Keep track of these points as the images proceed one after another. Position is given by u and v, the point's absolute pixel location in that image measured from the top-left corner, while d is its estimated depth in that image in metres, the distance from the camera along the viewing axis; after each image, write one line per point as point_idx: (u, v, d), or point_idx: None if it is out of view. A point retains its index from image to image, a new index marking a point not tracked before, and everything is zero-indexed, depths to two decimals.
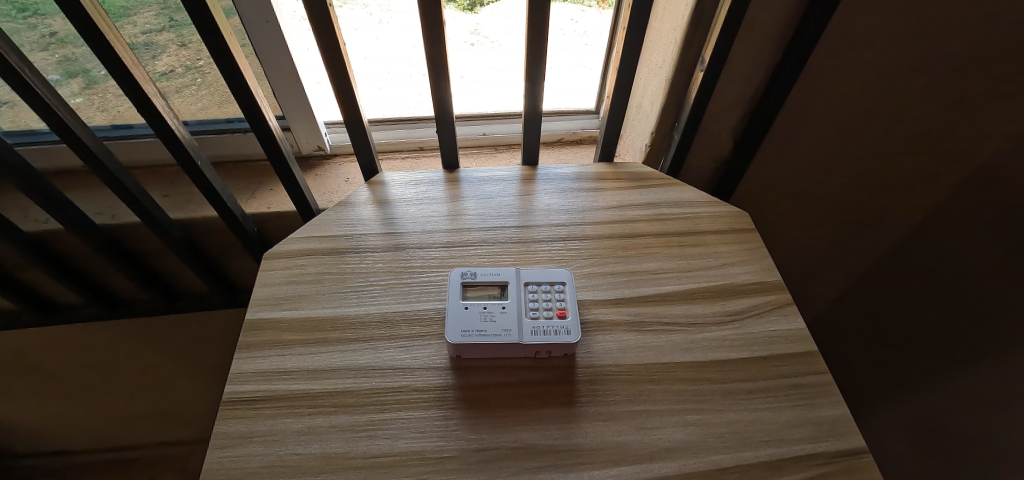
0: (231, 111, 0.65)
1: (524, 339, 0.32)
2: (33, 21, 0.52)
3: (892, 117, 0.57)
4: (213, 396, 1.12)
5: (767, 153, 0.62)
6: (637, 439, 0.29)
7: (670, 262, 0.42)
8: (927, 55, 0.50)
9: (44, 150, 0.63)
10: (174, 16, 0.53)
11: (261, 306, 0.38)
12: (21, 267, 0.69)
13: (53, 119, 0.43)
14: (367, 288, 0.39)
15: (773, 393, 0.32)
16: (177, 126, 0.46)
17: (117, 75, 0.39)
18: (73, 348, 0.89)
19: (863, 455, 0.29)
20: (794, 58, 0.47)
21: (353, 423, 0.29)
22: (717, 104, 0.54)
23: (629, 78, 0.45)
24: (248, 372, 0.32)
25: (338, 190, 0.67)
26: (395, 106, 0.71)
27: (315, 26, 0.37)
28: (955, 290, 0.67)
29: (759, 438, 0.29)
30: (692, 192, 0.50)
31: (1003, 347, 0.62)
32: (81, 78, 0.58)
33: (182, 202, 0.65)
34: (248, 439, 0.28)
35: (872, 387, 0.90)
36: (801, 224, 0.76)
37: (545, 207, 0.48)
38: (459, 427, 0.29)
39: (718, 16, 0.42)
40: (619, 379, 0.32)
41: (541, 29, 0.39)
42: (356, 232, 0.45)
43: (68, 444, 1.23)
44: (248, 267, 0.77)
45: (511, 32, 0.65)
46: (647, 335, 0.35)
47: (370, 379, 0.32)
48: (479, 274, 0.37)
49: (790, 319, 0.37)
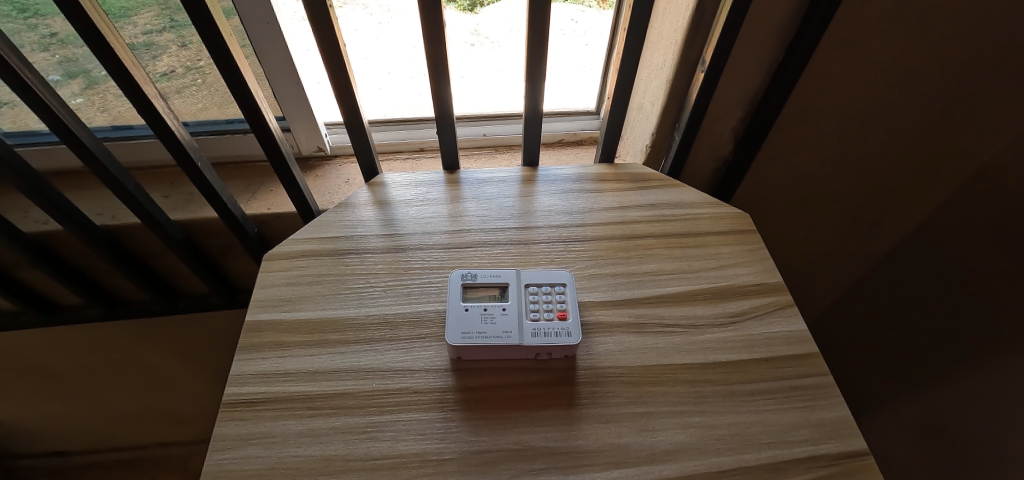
0: (231, 112, 0.65)
1: (525, 341, 0.32)
2: (33, 22, 0.52)
3: (893, 118, 0.57)
4: (212, 396, 1.12)
5: (768, 153, 0.62)
6: (638, 441, 0.29)
7: (670, 263, 0.42)
8: (929, 56, 0.50)
9: (44, 151, 0.63)
10: (174, 17, 0.53)
11: (261, 307, 0.38)
12: (22, 268, 0.69)
13: (53, 120, 0.43)
14: (367, 290, 0.39)
15: (774, 395, 0.32)
16: (176, 127, 0.46)
17: (117, 75, 0.39)
18: (73, 349, 0.89)
19: (863, 457, 0.29)
20: (795, 59, 0.47)
21: (353, 425, 0.29)
22: (718, 105, 0.54)
23: (629, 79, 0.45)
24: (249, 373, 0.32)
25: (339, 191, 0.67)
26: (396, 107, 0.71)
27: (314, 27, 0.37)
28: (956, 291, 0.67)
29: (760, 440, 0.29)
30: (692, 193, 0.50)
31: (1003, 349, 0.62)
32: (81, 78, 0.58)
33: (182, 202, 0.65)
34: (247, 441, 0.28)
35: (874, 387, 0.90)
36: (802, 225, 0.75)
37: (545, 208, 0.47)
38: (460, 429, 0.29)
39: (719, 17, 0.42)
40: (620, 381, 0.32)
41: (542, 29, 0.39)
42: (356, 233, 0.45)
43: (69, 445, 1.24)
44: (248, 268, 0.77)
45: (512, 32, 0.65)
46: (647, 337, 0.35)
47: (370, 380, 0.31)
48: (479, 275, 0.37)
49: (791, 321, 0.37)
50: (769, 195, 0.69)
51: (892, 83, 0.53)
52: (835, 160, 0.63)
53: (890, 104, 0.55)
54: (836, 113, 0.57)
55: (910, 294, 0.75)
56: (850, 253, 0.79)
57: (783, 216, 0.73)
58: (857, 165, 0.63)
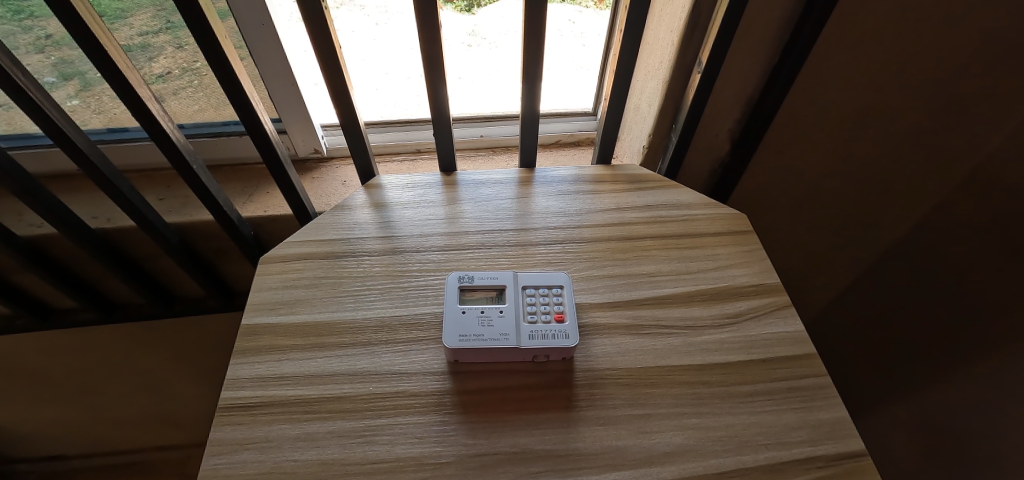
0: (228, 114, 0.65)
1: (522, 343, 0.32)
2: (28, 24, 0.52)
3: (890, 118, 0.57)
4: (209, 399, 1.11)
5: (765, 154, 0.62)
6: (637, 443, 0.29)
7: (668, 264, 0.42)
8: (925, 57, 0.50)
9: (38, 153, 0.63)
10: (170, 18, 0.53)
11: (257, 311, 0.37)
12: (17, 272, 0.69)
13: (47, 123, 0.42)
14: (364, 292, 0.39)
15: (771, 396, 0.32)
16: (171, 129, 0.46)
17: (112, 78, 0.39)
18: (68, 353, 0.88)
19: (862, 458, 0.29)
20: (791, 60, 0.47)
21: (351, 429, 0.29)
22: (715, 106, 0.54)
23: (626, 81, 0.45)
24: (245, 377, 0.32)
25: (336, 193, 0.66)
26: (393, 108, 0.71)
27: (310, 28, 0.37)
28: (953, 290, 0.68)
29: (758, 441, 0.29)
30: (689, 194, 0.50)
31: (999, 348, 0.63)
32: (77, 80, 0.58)
33: (178, 205, 0.65)
34: (243, 445, 0.28)
35: (872, 387, 0.90)
36: (800, 225, 0.76)
37: (542, 210, 0.47)
38: (458, 432, 0.29)
39: (715, 19, 0.42)
40: (618, 382, 0.32)
41: (538, 29, 0.39)
42: (353, 236, 0.44)
43: (65, 450, 1.23)
44: (245, 271, 0.77)
45: (509, 33, 0.65)
46: (645, 338, 0.35)
47: (367, 383, 0.31)
48: (477, 278, 0.37)
49: (788, 321, 0.37)
50: (766, 195, 0.70)
51: (888, 83, 0.53)
52: (832, 159, 0.63)
53: (887, 104, 0.55)
54: (832, 114, 0.57)
55: (907, 294, 0.76)
56: (848, 253, 0.79)
57: (780, 217, 0.73)
58: (854, 165, 0.63)
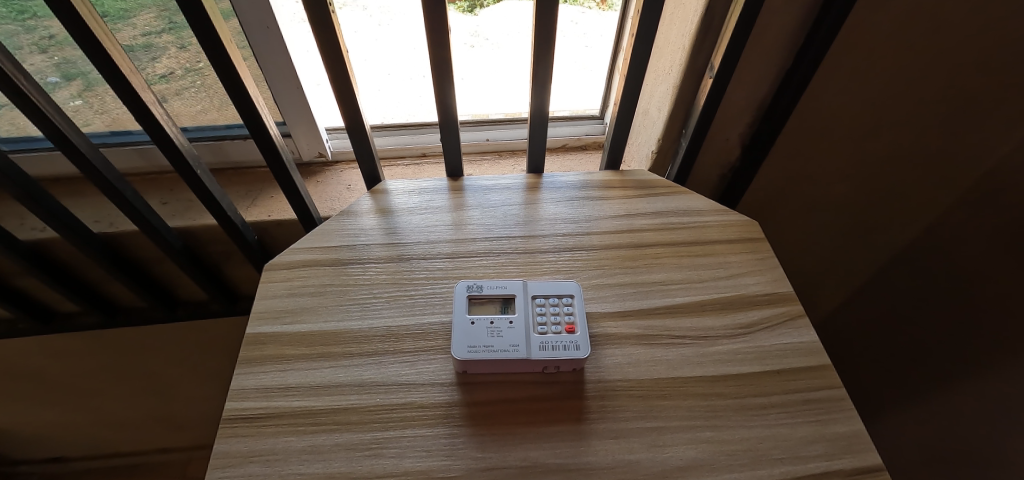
0: (231, 116, 0.65)
1: (532, 355, 0.31)
2: (31, 23, 0.51)
3: (901, 122, 0.56)
4: (210, 402, 1.11)
5: (775, 159, 0.61)
6: (649, 457, 0.28)
7: (679, 273, 0.41)
8: (939, 61, 0.49)
9: (39, 157, 0.63)
10: (173, 18, 0.52)
11: (262, 320, 0.37)
12: (18, 276, 0.69)
13: (50, 129, 0.42)
14: (371, 300, 0.38)
15: (786, 409, 0.31)
16: (175, 133, 0.45)
17: (115, 82, 0.38)
18: (67, 357, 0.87)
19: (879, 473, 0.28)
20: (805, 64, 0.46)
21: (356, 442, 0.28)
22: (725, 110, 0.53)
23: (636, 86, 0.44)
24: (250, 388, 0.32)
25: (340, 197, 0.66)
26: (396, 110, 0.70)
27: (316, 30, 0.36)
28: (965, 293, 0.66)
29: (774, 456, 0.28)
30: (699, 200, 0.49)
31: (1007, 355, 0.62)
32: (79, 81, 0.57)
33: (183, 209, 0.65)
34: (248, 459, 0.27)
35: (885, 393, 0.88)
36: (809, 230, 0.74)
37: (550, 217, 0.47)
38: (466, 446, 0.28)
39: (729, 22, 0.41)
40: (630, 395, 0.31)
41: (548, 29, 0.38)
42: (359, 242, 0.44)
43: (65, 453, 1.23)
44: (248, 275, 0.77)
45: (512, 34, 0.64)
46: (657, 349, 0.34)
47: (374, 395, 0.31)
48: (485, 287, 0.36)
49: (802, 332, 0.36)
50: (775, 201, 0.68)
51: (902, 87, 0.52)
52: (841, 165, 0.62)
53: (901, 108, 0.54)
54: (844, 119, 0.56)
55: (916, 299, 0.75)
56: (856, 256, 0.78)
57: (789, 221, 0.72)
58: (863, 171, 0.63)
